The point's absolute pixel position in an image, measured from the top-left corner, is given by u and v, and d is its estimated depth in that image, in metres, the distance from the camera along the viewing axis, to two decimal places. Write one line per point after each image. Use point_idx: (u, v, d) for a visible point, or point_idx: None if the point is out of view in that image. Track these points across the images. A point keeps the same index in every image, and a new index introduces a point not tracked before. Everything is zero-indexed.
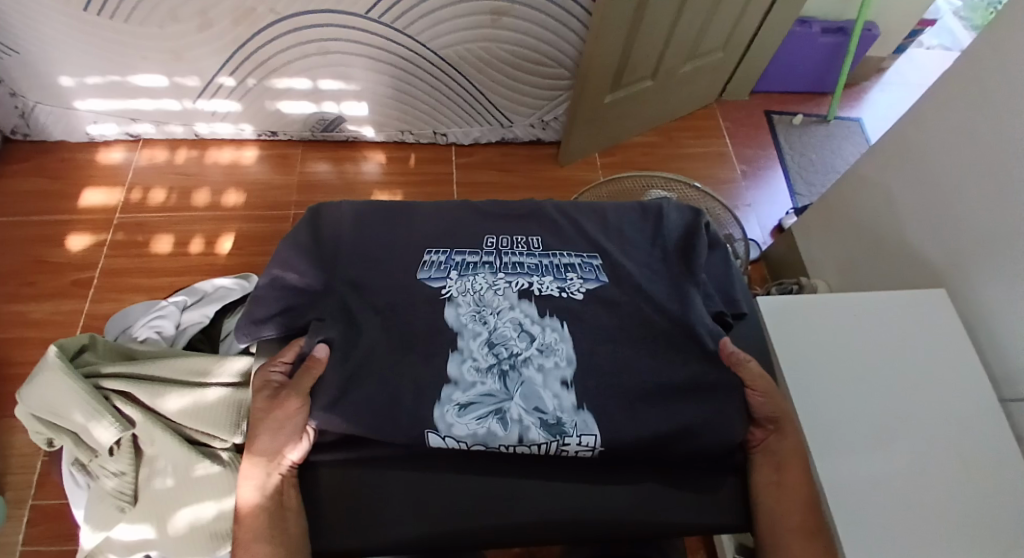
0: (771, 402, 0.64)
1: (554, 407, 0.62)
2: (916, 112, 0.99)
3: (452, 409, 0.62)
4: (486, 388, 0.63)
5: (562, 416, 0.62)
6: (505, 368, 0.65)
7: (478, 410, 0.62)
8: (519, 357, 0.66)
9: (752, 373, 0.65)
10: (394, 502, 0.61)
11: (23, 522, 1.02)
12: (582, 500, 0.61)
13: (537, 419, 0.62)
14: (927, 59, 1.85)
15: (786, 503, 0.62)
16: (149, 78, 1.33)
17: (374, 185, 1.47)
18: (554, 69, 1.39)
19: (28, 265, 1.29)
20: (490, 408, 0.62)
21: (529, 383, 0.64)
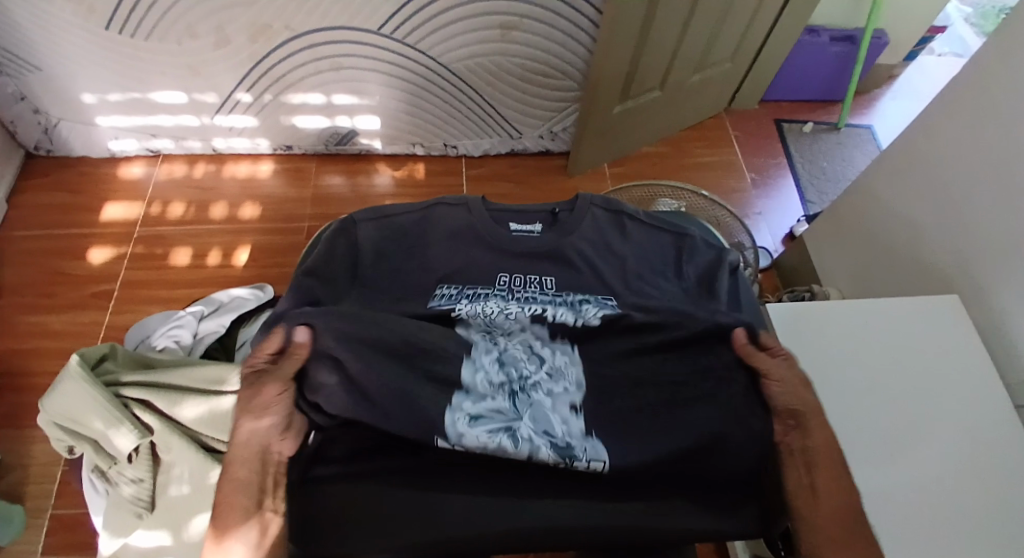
0: (788, 392, 0.63)
1: (563, 432, 0.62)
2: (926, 118, 0.99)
3: (462, 418, 0.62)
4: (496, 405, 0.64)
5: (571, 441, 0.62)
6: (515, 389, 0.66)
7: (489, 425, 0.62)
8: (529, 381, 0.67)
9: (765, 363, 0.64)
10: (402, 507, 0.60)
11: (42, 530, 1.04)
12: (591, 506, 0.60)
13: (546, 442, 0.61)
14: (938, 66, 1.84)
15: (824, 509, 0.57)
16: (168, 95, 1.36)
17: (385, 197, 1.49)
18: (563, 82, 1.41)
19: (50, 277, 1.33)
20: (499, 427, 0.62)
21: (539, 406, 0.65)
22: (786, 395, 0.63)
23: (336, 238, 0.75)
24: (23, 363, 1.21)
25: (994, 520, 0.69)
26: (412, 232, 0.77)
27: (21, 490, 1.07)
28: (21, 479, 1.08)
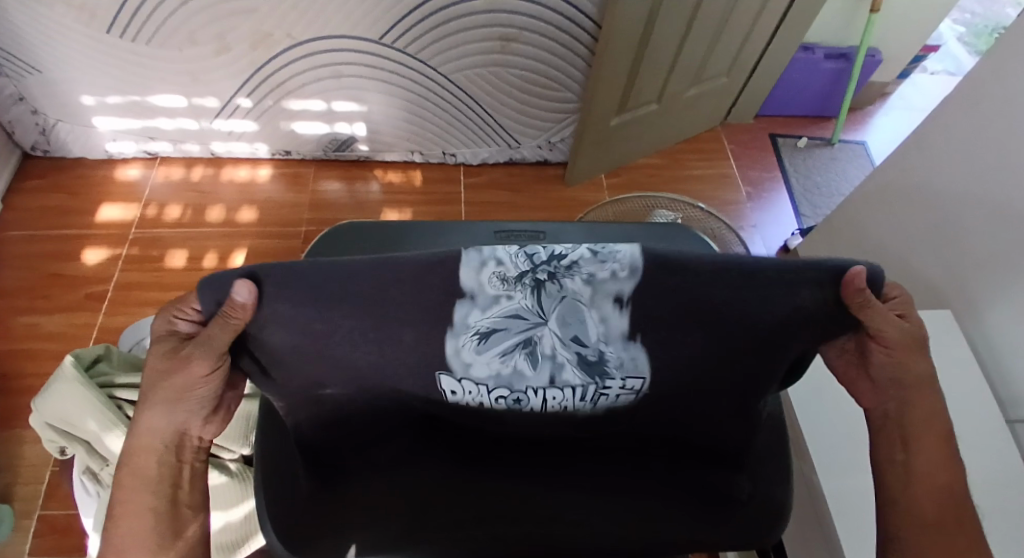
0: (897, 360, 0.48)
1: (596, 338, 0.45)
2: (919, 136, 1.01)
3: (469, 342, 0.45)
4: (515, 304, 0.45)
5: (605, 351, 0.46)
6: (542, 277, 0.44)
7: (503, 343, 0.46)
8: (561, 262, 0.45)
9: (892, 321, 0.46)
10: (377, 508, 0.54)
11: (30, 533, 1.03)
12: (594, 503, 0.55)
13: (574, 354, 0.46)
14: (931, 84, 1.87)
15: (915, 490, 0.49)
16: (168, 99, 1.37)
17: (384, 204, 1.49)
18: (561, 93, 1.42)
19: (44, 278, 1.32)
20: (511, 334, 0.45)
21: (571, 302, 0.45)
22: (892, 356, 0.48)
23: (334, 241, 0.76)
24: (13, 364, 1.20)
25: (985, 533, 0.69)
26: (406, 232, 0.78)
27: (9, 492, 1.06)
28: (10, 482, 1.07)
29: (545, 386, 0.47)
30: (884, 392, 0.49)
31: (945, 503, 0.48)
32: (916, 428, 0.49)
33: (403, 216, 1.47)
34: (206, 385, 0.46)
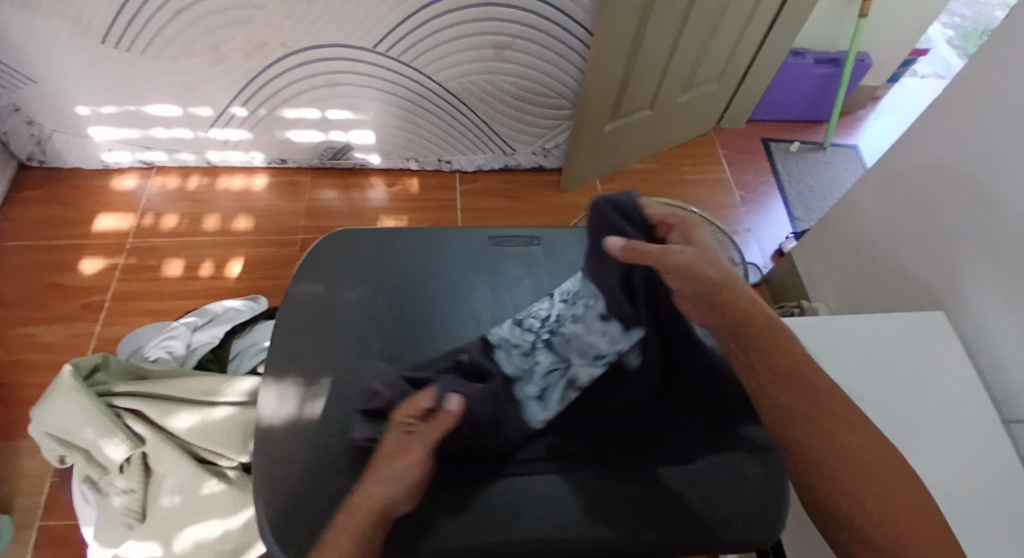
0: (688, 281, 0.55)
1: (608, 346, 0.59)
2: (909, 139, 1.02)
3: (535, 404, 0.61)
4: (545, 365, 0.62)
5: (619, 348, 0.59)
6: (546, 337, 0.64)
7: (555, 392, 0.61)
8: (552, 323, 0.64)
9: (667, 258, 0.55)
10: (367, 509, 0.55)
11: (28, 545, 1.03)
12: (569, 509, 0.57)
13: (600, 365, 0.59)
14: (921, 87, 1.89)
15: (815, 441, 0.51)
16: (164, 108, 1.37)
17: (380, 211, 1.50)
18: (555, 100, 1.43)
19: (40, 288, 1.32)
20: (551, 382, 0.61)
21: (574, 337, 0.61)
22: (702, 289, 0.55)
23: (331, 247, 0.76)
24: (10, 375, 1.20)
25: (980, 530, 0.70)
26: (403, 239, 0.78)
27: (7, 504, 1.06)
28: (7, 494, 1.07)
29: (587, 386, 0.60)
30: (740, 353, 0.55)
31: (839, 440, 0.50)
32: (774, 362, 0.54)
33: (399, 223, 1.48)
34: (419, 470, 0.50)
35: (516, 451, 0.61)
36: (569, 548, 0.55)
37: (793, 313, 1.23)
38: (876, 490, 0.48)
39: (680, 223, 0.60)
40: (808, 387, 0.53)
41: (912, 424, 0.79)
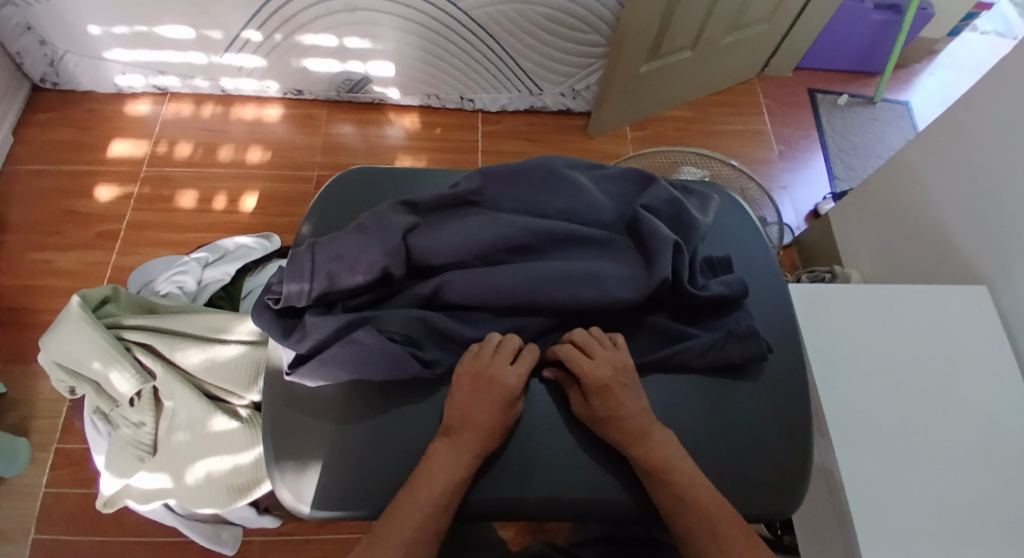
0: (611, 402, 0.55)
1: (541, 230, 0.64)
2: (971, 96, 0.93)
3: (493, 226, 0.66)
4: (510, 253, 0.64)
5: (546, 227, 0.64)
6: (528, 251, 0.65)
7: (490, 251, 0.63)
8: (530, 250, 0.65)
9: (590, 365, 0.56)
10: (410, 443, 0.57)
11: (48, 465, 1.05)
12: (601, 464, 0.57)
13: (533, 223, 0.64)
14: (981, 43, 1.74)
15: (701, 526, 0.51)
16: (176, 30, 1.31)
17: (398, 149, 1.45)
18: (589, 36, 1.34)
19: (55, 214, 1.31)
20: (497, 246, 0.63)
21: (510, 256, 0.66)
22: (604, 393, 0.56)
23: (341, 189, 0.74)
24: (27, 300, 1.21)
25: (1000, 515, 0.68)
26: (423, 181, 0.75)
27: (27, 426, 1.08)
28: (27, 415, 1.09)
29: (493, 254, 0.63)
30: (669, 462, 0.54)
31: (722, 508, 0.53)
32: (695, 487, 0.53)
33: (417, 162, 1.43)
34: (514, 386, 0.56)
35: (537, 391, 0.60)
36: (602, 507, 0.55)
37: (823, 278, 1.17)
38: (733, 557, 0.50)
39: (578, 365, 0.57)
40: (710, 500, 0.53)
41: (944, 402, 0.75)
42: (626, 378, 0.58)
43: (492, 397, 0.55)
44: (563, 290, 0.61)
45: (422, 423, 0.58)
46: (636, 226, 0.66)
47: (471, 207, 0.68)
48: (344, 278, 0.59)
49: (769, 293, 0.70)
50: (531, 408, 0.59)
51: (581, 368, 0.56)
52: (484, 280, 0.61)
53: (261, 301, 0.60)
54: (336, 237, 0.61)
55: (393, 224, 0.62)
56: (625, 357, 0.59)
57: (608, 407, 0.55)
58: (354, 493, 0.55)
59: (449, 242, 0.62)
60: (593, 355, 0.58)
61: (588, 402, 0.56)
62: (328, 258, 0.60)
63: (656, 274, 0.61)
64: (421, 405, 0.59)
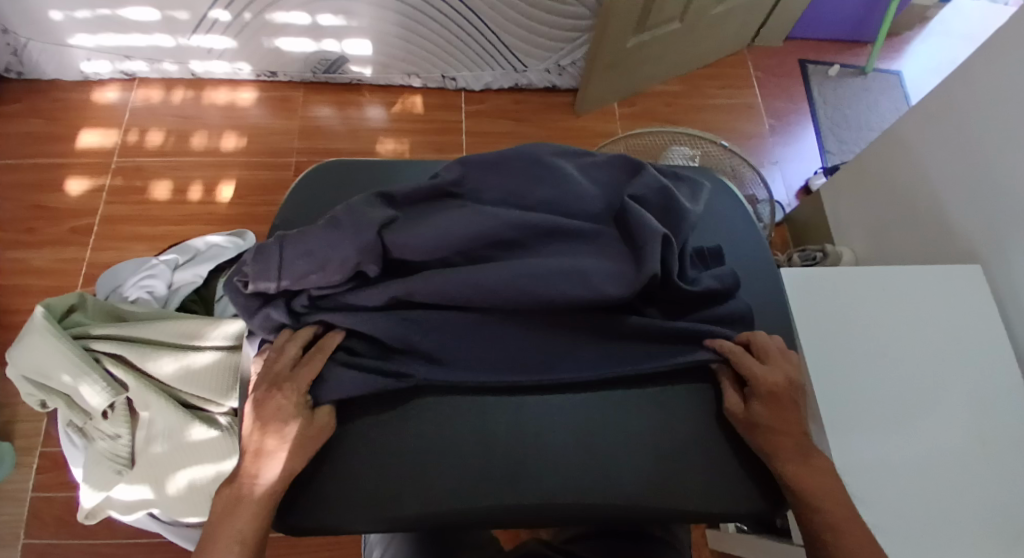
0: (777, 412, 0.55)
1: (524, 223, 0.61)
2: (968, 65, 0.90)
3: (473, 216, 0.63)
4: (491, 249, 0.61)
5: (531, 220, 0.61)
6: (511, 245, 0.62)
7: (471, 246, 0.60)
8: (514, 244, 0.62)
9: (758, 367, 0.56)
10: (393, 452, 0.55)
11: (33, 469, 1.03)
12: (592, 467, 0.56)
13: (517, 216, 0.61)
14: (973, 8, 1.70)
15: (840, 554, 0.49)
16: (140, 11, 1.24)
17: (379, 132, 1.40)
18: (573, 8, 1.28)
19: (23, 210, 1.26)
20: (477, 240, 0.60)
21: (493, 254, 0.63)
22: (775, 401, 0.55)
23: (316, 183, 0.70)
24: (1, 301, 1.17)
25: (994, 498, 0.67)
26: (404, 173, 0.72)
27: (9, 430, 1.06)
28: (8, 419, 1.06)
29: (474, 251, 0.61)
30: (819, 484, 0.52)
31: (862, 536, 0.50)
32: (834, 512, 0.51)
33: (400, 145, 1.39)
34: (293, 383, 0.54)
35: (520, 393, 0.59)
36: (596, 510, 0.54)
37: (815, 257, 1.16)
38: None
39: (751, 370, 0.56)
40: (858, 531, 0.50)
41: (939, 385, 0.74)
42: (797, 392, 0.56)
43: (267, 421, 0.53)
44: (549, 288, 0.58)
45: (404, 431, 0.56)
46: (624, 218, 0.63)
47: (452, 200, 0.65)
48: (314, 276, 0.56)
49: (763, 285, 0.68)
50: (518, 410, 0.58)
51: (756, 370, 0.56)
52: (465, 280, 0.57)
53: (229, 284, 0.58)
54: (307, 230, 0.57)
55: (368, 218, 0.58)
56: (802, 373, 0.58)
57: (772, 414, 0.55)
58: (335, 506, 0.53)
59: (428, 238, 0.59)
60: (766, 360, 0.57)
61: (749, 405, 0.56)
62: (298, 253, 0.56)
63: (645, 269, 0.58)
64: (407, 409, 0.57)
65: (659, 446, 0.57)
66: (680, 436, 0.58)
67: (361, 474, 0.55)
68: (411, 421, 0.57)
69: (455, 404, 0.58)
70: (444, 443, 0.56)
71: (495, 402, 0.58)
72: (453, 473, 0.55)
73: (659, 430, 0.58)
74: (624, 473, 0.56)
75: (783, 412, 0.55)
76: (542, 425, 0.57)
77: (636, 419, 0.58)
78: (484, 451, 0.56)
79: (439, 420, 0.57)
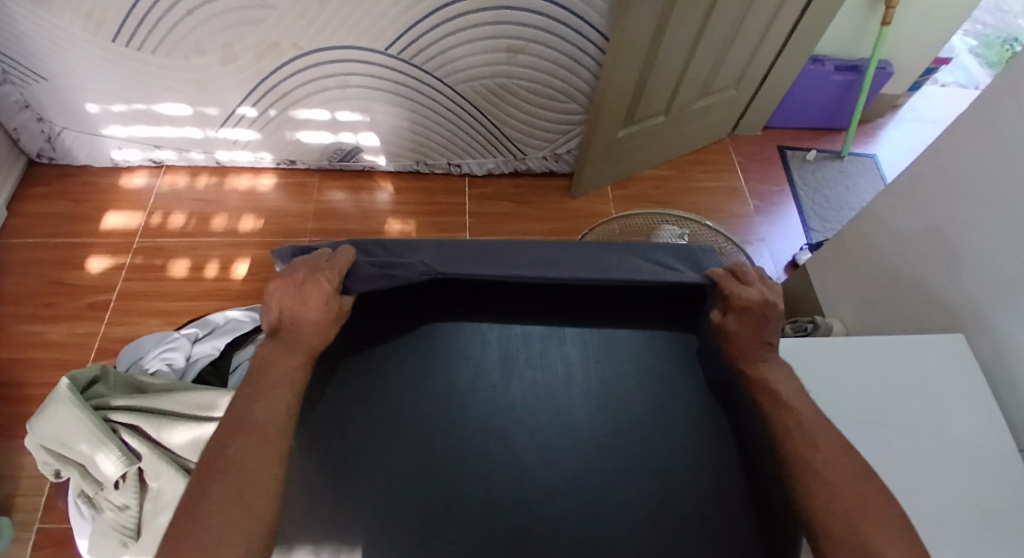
0: (748, 323, 0.61)
1: None
2: (932, 152, 0.98)
3: None
4: None
5: None
6: None
7: None
8: None
9: (735, 284, 0.62)
10: (403, 500, 0.58)
11: (29, 545, 1.03)
12: (592, 517, 0.58)
13: None
14: (942, 96, 1.84)
15: (823, 468, 0.50)
16: (174, 107, 1.36)
17: (388, 213, 1.49)
18: (568, 105, 1.41)
19: (46, 286, 1.32)
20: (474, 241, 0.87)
21: None
22: (745, 315, 0.61)
23: None
24: (15, 374, 1.20)
25: None
26: None
27: (9, 504, 1.06)
28: (10, 493, 1.07)
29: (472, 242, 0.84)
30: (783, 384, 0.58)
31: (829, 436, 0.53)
32: (813, 428, 0.54)
33: (407, 226, 1.47)
34: (325, 280, 0.61)
35: (524, 456, 0.63)
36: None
37: (807, 328, 1.19)
38: (852, 469, 0.50)
39: (732, 285, 0.63)
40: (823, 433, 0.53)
41: (932, 452, 0.76)
42: (774, 311, 0.60)
43: (313, 294, 0.60)
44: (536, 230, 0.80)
45: (416, 483, 0.60)
46: None
47: None
48: None
49: None
50: (520, 476, 0.61)
51: (735, 290, 0.62)
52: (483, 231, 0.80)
53: None
54: None
55: None
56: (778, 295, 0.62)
57: (743, 325, 0.61)
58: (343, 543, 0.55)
59: None
60: (747, 282, 0.63)
61: (726, 316, 0.63)
62: None
63: None
64: (421, 460, 0.62)
65: (658, 504, 0.59)
66: (683, 492, 0.60)
67: (373, 530, 0.57)
68: (424, 482, 0.60)
69: (460, 461, 0.62)
70: (454, 497, 0.59)
71: (495, 460, 0.62)
72: (460, 534, 0.57)
73: (663, 489, 0.60)
74: (625, 532, 0.58)
75: (758, 324, 0.60)
76: (542, 481, 0.61)
77: (640, 479, 0.61)
78: (489, 511, 0.58)
79: (447, 478, 0.60)
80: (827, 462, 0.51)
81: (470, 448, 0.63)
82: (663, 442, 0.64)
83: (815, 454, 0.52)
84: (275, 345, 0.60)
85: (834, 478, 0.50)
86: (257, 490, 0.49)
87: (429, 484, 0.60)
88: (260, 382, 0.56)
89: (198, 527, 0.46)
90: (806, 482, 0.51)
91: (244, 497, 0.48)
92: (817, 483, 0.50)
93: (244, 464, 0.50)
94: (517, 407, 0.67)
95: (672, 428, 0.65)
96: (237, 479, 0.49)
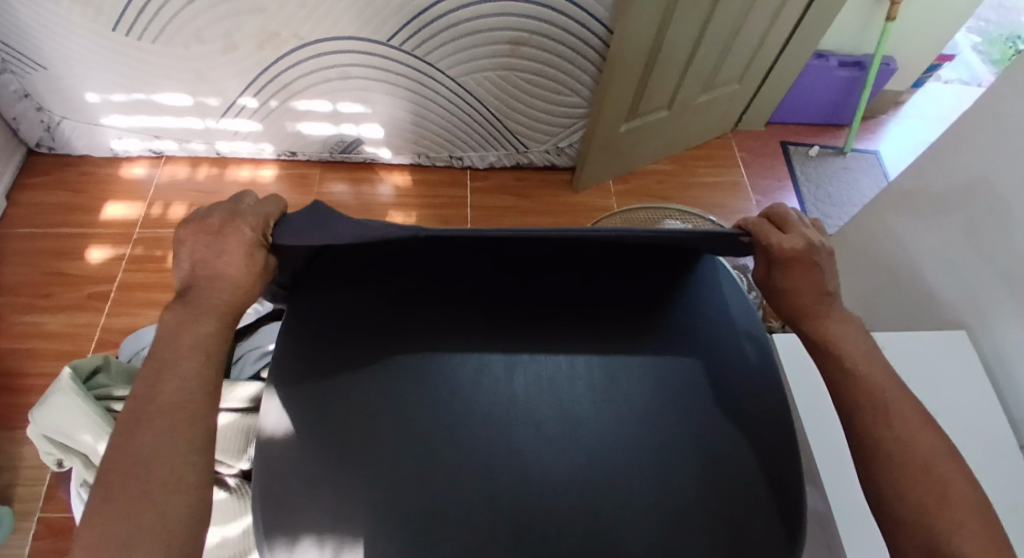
0: (802, 282, 0.59)
1: None
2: (934, 149, 0.98)
3: None
4: None
5: None
6: None
7: None
8: None
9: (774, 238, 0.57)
10: (405, 488, 0.59)
11: (30, 535, 1.03)
12: (597, 507, 0.58)
13: None
14: (945, 93, 1.84)
15: (900, 452, 0.53)
16: (174, 97, 1.35)
17: (389, 205, 1.48)
18: (571, 98, 1.40)
19: (45, 276, 1.31)
20: None
21: None
22: (792, 269, 0.58)
23: None
24: (16, 364, 1.20)
25: None
26: None
27: (9, 493, 1.06)
28: (9, 482, 1.07)
29: None
30: (855, 344, 0.59)
31: (906, 405, 0.56)
32: (897, 408, 0.55)
33: (408, 218, 1.46)
34: (237, 230, 0.54)
35: (522, 447, 0.62)
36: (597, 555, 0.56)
37: None
38: (934, 449, 0.53)
39: (775, 236, 0.56)
40: (906, 409, 0.55)
41: None
42: (820, 256, 0.58)
43: (232, 246, 0.54)
44: None
45: (417, 474, 0.59)
46: None
47: None
48: None
49: None
50: (523, 468, 0.61)
51: (778, 241, 0.56)
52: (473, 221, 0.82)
53: None
54: None
55: None
56: (819, 237, 0.59)
57: (793, 280, 0.59)
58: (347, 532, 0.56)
59: None
60: (787, 228, 0.58)
61: (771, 274, 0.60)
62: None
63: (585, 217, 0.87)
64: (423, 446, 0.61)
65: (664, 496, 0.59)
66: (689, 484, 0.60)
67: (373, 518, 0.57)
68: (427, 472, 0.60)
69: (461, 448, 0.61)
70: (455, 484, 0.59)
71: (496, 445, 0.62)
72: (472, 524, 0.57)
73: (668, 483, 0.60)
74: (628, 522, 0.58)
75: (810, 279, 0.59)
76: (543, 475, 0.60)
77: (644, 470, 0.61)
78: (490, 499, 0.59)
79: (449, 469, 0.60)
80: (902, 437, 0.54)
81: (466, 437, 0.62)
82: (662, 429, 0.63)
83: (896, 438, 0.54)
84: (185, 310, 0.54)
85: (903, 462, 0.52)
86: (173, 479, 0.47)
87: (430, 473, 0.60)
88: (161, 378, 0.51)
89: (110, 525, 0.45)
90: (882, 462, 0.53)
91: (147, 493, 0.46)
92: (888, 461, 0.53)
93: (157, 451, 0.48)
94: (519, 400, 0.65)
95: (679, 420, 0.64)
96: (138, 474, 0.47)
